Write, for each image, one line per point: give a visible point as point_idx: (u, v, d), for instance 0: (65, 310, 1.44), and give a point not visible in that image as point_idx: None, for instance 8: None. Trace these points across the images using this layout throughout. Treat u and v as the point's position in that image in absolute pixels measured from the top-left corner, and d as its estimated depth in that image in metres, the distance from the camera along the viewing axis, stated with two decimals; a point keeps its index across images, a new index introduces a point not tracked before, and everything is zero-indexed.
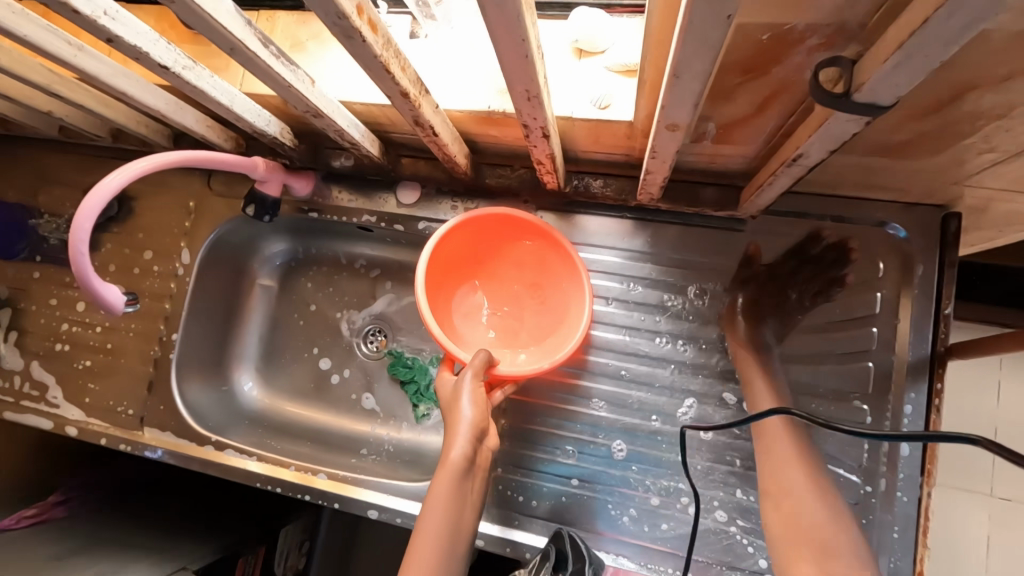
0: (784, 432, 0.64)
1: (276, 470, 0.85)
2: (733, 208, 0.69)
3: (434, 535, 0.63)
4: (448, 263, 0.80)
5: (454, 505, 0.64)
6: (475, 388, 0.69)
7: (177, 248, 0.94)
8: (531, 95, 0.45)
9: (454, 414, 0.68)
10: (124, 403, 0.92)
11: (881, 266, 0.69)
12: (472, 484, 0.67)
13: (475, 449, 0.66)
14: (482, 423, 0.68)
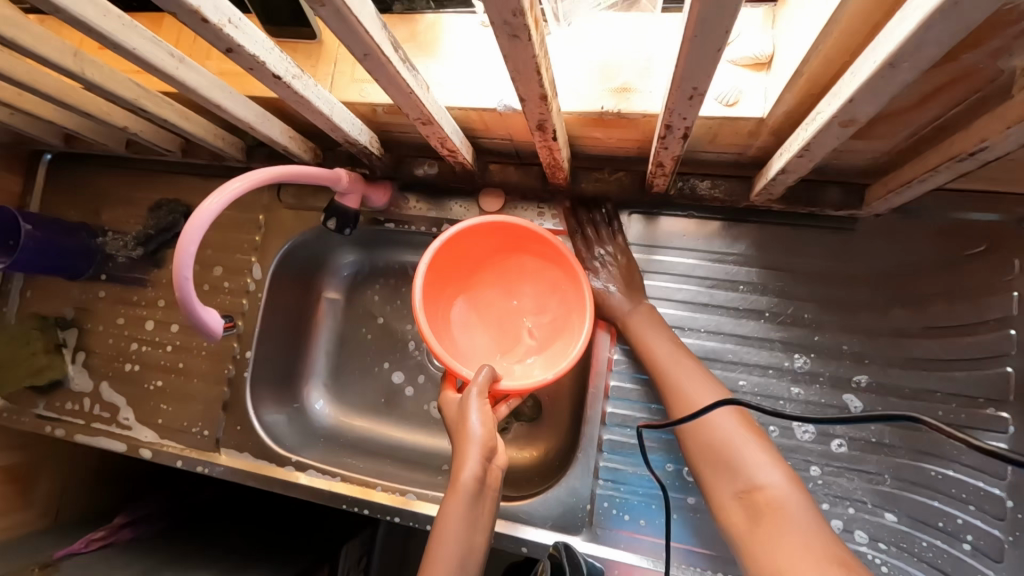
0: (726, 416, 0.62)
1: (363, 491, 0.82)
2: (858, 207, 0.65)
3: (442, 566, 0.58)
4: (448, 274, 0.78)
5: (463, 531, 0.59)
6: (482, 404, 0.66)
7: (248, 264, 0.91)
8: (696, 93, 0.41)
9: (462, 432, 0.64)
10: (199, 424, 0.89)
11: (1018, 266, 0.65)
12: (484, 509, 0.62)
13: (487, 471, 0.62)
14: (491, 441, 0.63)
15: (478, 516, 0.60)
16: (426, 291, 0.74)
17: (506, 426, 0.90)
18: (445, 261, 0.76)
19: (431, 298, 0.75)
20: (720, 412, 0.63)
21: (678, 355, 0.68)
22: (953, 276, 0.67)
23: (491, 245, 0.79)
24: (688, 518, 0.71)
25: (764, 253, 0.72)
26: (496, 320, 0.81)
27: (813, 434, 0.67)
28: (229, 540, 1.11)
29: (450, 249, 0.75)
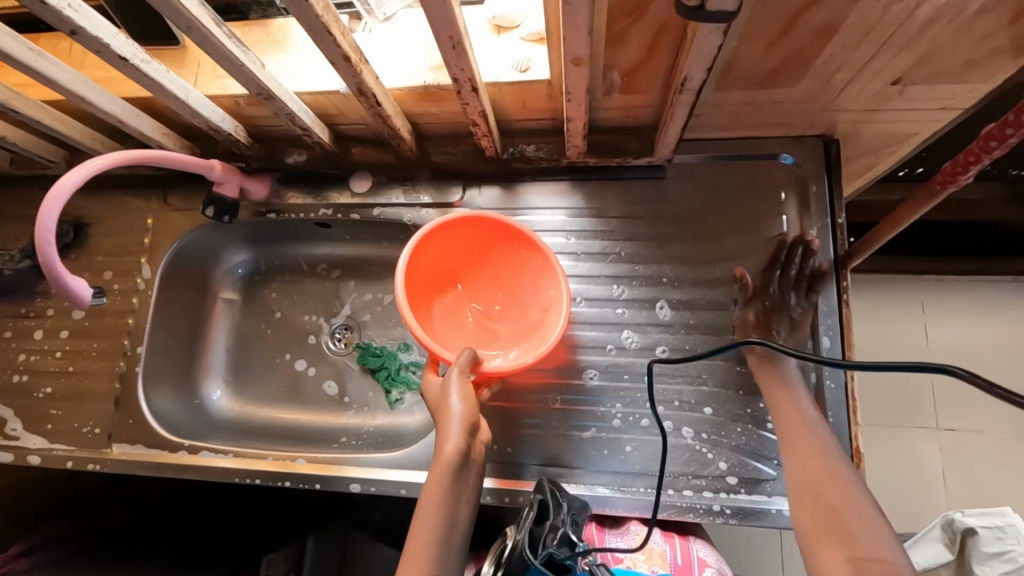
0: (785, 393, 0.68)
1: (255, 463, 0.86)
2: (651, 154, 0.80)
3: (427, 539, 0.59)
4: (428, 272, 0.83)
5: (448, 504, 0.62)
6: (463, 384, 0.69)
7: (137, 265, 0.96)
8: (455, 42, 0.53)
9: (444, 411, 0.67)
10: (90, 423, 0.91)
11: (784, 194, 0.80)
12: (468, 483, 0.64)
13: (470, 446, 0.65)
14: (472, 417, 0.67)
15: (462, 489, 0.63)
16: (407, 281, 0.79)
17: (401, 398, 0.99)
18: (426, 255, 0.81)
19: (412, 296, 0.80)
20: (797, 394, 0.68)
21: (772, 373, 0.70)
22: (739, 208, 0.81)
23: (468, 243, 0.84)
24: (548, 439, 0.79)
25: (593, 204, 0.85)
26: (476, 313, 0.87)
27: (636, 341, 0.80)
28: (138, 560, 1.09)
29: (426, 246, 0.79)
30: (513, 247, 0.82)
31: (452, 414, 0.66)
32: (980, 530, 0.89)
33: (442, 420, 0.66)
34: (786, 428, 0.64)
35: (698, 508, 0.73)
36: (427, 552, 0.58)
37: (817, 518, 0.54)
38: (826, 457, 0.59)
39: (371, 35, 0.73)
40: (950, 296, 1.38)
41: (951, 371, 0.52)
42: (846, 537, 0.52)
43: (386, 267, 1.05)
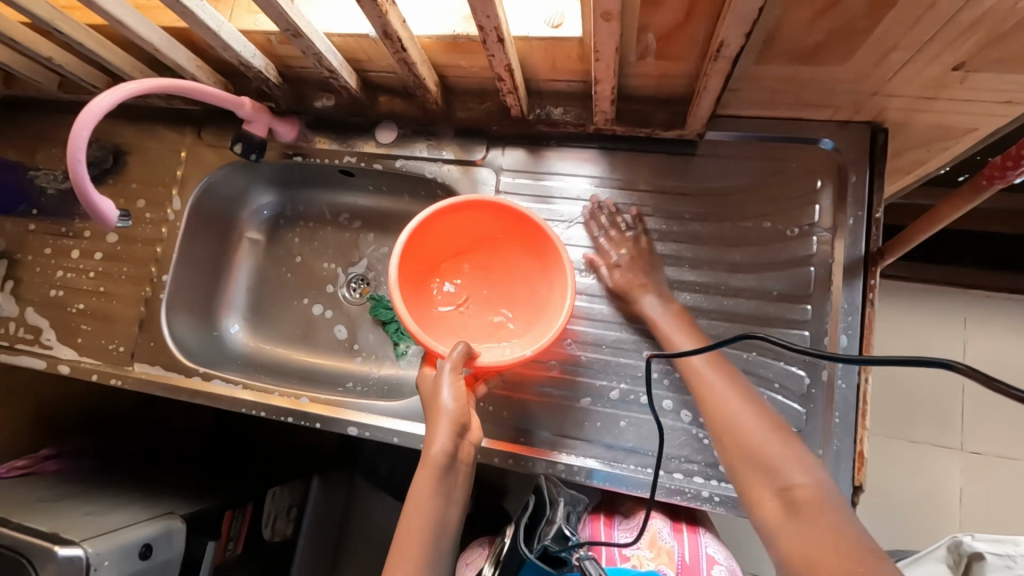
0: (739, 400, 0.63)
1: (262, 396, 0.89)
2: (681, 127, 0.77)
3: (419, 538, 0.63)
4: (425, 258, 0.82)
5: (440, 503, 0.64)
6: (455, 380, 0.67)
7: (169, 196, 0.99)
8: None
9: (435, 408, 0.66)
10: (115, 341, 0.96)
11: (819, 182, 0.76)
12: (460, 478, 0.66)
13: (458, 445, 0.65)
14: (462, 416, 0.66)
15: (451, 488, 0.65)
16: (403, 271, 0.77)
17: (407, 351, 1.01)
18: (423, 244, 0.80)
19: (410, 280, 0.80)
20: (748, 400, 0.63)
21: (722, 370, 0.67)
22: (770, 191, 0.78)
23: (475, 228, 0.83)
24: (544, 406, 0.79)
25: (616, 176, 0.82)
26: (473, 301, 0.86)
27: (643, 320, 0.78)
28: (155, 476, 1.16)
29: (429, 228, 0.79)
30: (520, 235, 0.81)
31: (442, 416, 0.65)
32: None
33: (434, 418, 0.66)
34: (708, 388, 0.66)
35: (686, 492, 0.72)
36: (416, 549, 0.63)
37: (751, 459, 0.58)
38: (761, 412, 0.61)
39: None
40: (995, 313, 1.29)
41: (950, 365, 0.47)
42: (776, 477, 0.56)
43: (406, 222, 1.05)
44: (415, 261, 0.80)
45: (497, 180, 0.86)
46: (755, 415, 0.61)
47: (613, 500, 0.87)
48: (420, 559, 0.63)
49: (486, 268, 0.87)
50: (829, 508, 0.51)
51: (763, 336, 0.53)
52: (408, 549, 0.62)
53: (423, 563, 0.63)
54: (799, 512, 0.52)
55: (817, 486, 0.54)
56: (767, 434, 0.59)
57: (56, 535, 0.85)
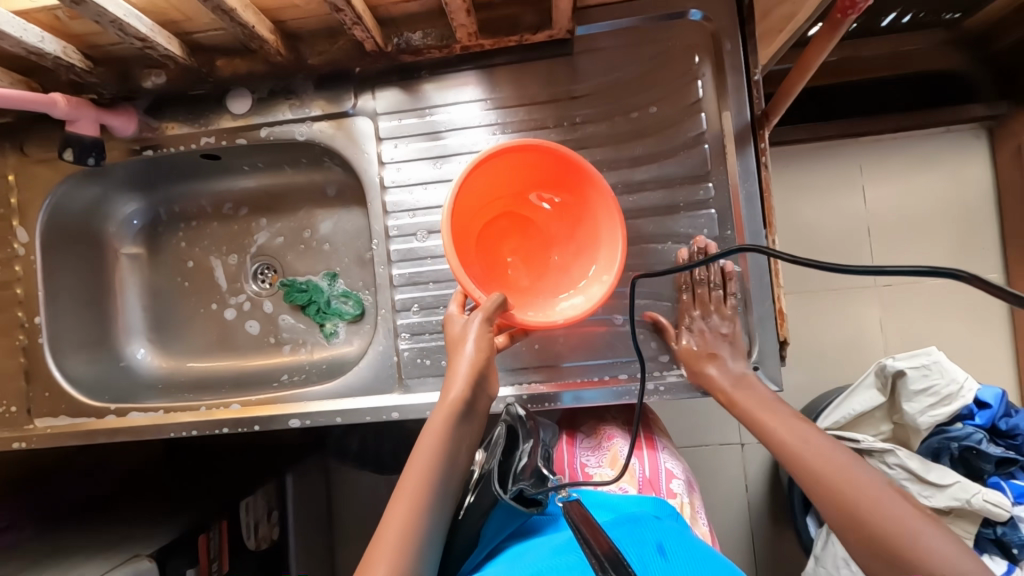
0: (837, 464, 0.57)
1: (189, 414, 0.83)
2: (550, 27, 0.73)
3: (418, 482, 0.61)
4: (477, 199, 0.76)
5: (448, 451, 0.63)
6: (482, 330, 0.68)
7: (10, 229, 0.85)
8: None
9: (457, 352, 0.68)
10: (4, 402, 0.85)
11: (697, 57, 0.74)
12: (472, 431, 0.66)
13: (475, 395, 0.66)
14: (483, 366, 0.68)
15: (465, 434, 0.65)
16: (462, 202, 0.72)
17: (335, 330, 0.96)
18: (479, 182, 0.74)
19: (461, 234, 0.74)
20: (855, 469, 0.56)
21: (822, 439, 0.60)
22: (653, 77, 0.75)
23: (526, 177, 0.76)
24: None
25: (500, 95, 0.78)
26: (528, 246, 0.81)
27: None
28: (111, 523, 1.09)
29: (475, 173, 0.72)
30: (572, 186, 0.75)
31: (466, 359, 0.67)
32: (908, 371, 1.15)
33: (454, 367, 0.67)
34: (810, 473, 0.58)
35: (633, 390, 0.75)
36: (414, 491, 0.60)
37: (891, 551, 0.50)
38: (884, 496, 0.53)
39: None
40: (887, 155, 1.37)
41: (958, 274, 0.52)
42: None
43: (298, 197, 0.97)
44: (463, 214, 0.73)
45: (376, 127, 0.80)
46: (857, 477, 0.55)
47: (574, 420, 1.00)
48: (425, 504, 0.59)
49: (540, 218, 0.81)
50: None
51: (752, 247, 0.56)
52: (410, 496, 0.59)
53: (423, 513, 0.59)
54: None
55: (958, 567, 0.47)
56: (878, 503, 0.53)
57: None
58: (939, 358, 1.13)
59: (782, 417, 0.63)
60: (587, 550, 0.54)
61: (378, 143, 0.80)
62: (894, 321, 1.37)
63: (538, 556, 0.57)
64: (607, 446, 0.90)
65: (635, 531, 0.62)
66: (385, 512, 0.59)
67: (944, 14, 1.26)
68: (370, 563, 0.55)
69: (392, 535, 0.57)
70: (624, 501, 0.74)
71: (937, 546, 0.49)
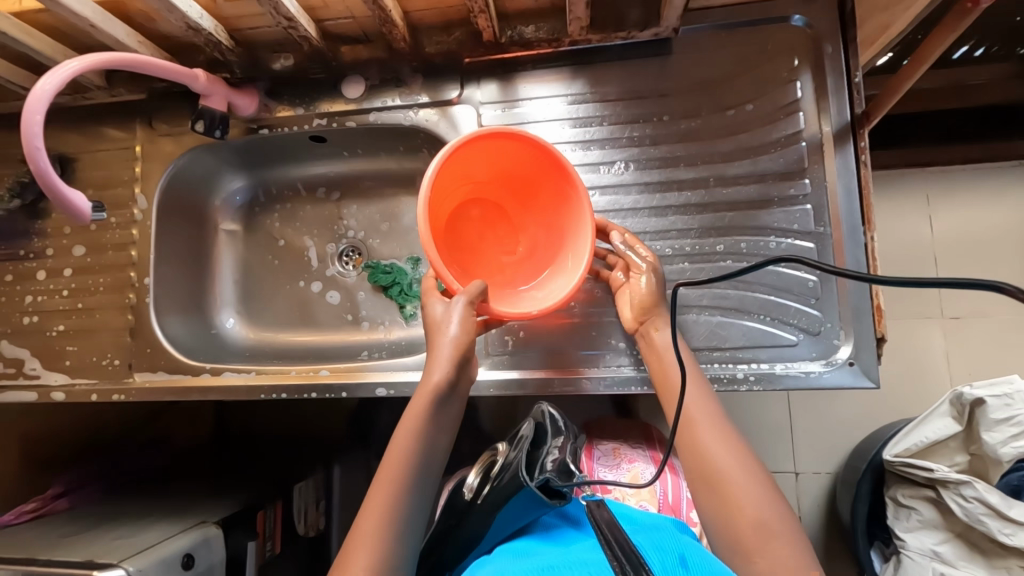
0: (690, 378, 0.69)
1: (280, 377, 0.86)
2: (656, 24, 0.76)
3: (397, 472, 0.64)
4: (451, 184, 0.79)
5: (425, 435, 0.66)
6: (465, 312, 0.69)
7: (132, 195, 0.92)
8: None
9: (440, 334, 0.69)
10: (108, 355, 0.90)
11: (797, 59, 0.77)
12: (447, 413, 0.69)
13: (457, 376, 0.68)
14: (466, 350, 0.69)
15: (444, 416, 0.68)
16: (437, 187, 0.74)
17: (415, 312, 0.99)
18: (456, 164, 0.75)
19: (434, 214, 0.76)
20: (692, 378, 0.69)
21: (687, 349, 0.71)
22: (752, 77, 0.78)
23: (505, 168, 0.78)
24: (555, 326, 0.81)
25: (599, 90, 0.81)
26: (496, 234, 0.85)
27: (649, 227, 0.79)
28: (179, 492, 1.12)
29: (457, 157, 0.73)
30: (544, 174, 0.77)
31: (449, 348, 0.68)
32: (989, 400, 1.09)
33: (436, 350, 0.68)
34: (693, 433, 0.65)
35: (722, 378, 0.73)
36: (393, 480, 0.63)
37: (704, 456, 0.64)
38: (745, 467, 0.62)
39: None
40: (957, 184, 1.36)
41: (998, 287, 0.49)
42: (767, 532, 0.58)
43: (387, 184, 1.02)
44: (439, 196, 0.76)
45: (478, 115, 0.84)
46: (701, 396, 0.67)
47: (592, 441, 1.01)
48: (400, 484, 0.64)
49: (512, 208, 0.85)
50: (760, 501, 0.60)
51: (797, 258, 0.54)
52: (390, 472, 0.64)
53: (398, 494, 0.63)
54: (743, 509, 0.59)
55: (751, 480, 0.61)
56: (704, 410, 0.66)
57: (93, 560, 0.80)
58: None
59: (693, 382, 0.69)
60: (612, 554, 0.57)
61: (478, 129, 0.84)
62: (966, 353, 1.33)
63: (551, 552, 0.59)
64: (626, 466, 0.91)
65: (660, 539, 0.61)
66: (369, 488, 0.64)
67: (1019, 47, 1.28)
68: (354, 537, 0.61)
69: (371, 520, 0.61)
70: (640, 513, 0.71)
71: (774, 512, 0.59)
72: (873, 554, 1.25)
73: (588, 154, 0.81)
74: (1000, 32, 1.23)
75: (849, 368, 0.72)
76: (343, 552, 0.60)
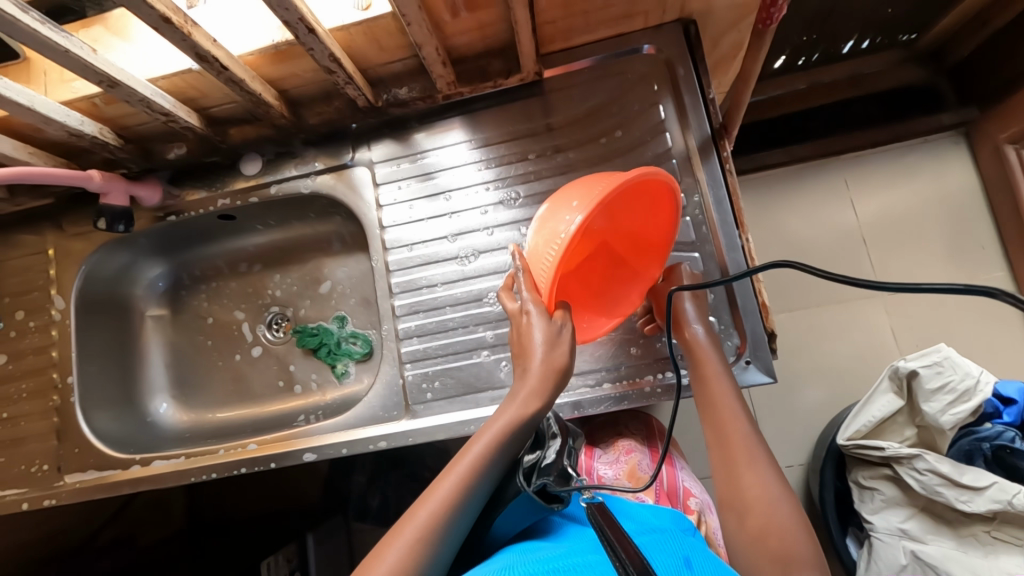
0: (727, 393, 0.68)
1: (207, 458, 0.86)
2: (519, 71, 0.81)
3: (464, 474, 0.61)
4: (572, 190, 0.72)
5: (503, 448, 0.64)
6: (552, 323, 0.66)
7: (48, 297, 0.93)
8: (287, 6, 0.58)
9: (527, 347, 0.66)
10: (37, 461, 0.90)
11: (656, 85, 0.82)
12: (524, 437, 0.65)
13: (540, 403, 0.64)
14: (559, 366, 0.65)
15: (522, 441, 0.65)
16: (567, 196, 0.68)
17: (346, 370, 1.00)
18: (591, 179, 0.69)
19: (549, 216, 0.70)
20: (730, 396, 0.68)
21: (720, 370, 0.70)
22: (618, 107, 0.83)
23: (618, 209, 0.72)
24: (467, 366, 0.82)
25: (481, 137, 0.86)
26: None
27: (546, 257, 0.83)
28: None
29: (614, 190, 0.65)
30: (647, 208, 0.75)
31: (537, 374, 0.64)
32: (921, 371, 1.10)
33: (524, 371, 0.65)
34: (727, 454, 0.65)
35: (629, 395, 0.78)
36: (457, 479, 0.61)
37: (730, 479, 0.63)
38: (775, 497, 0.60)
39: (209, 7, 0.72)
40: (870, 169, 1.39)
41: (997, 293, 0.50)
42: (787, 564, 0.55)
43: (306, 249, 1.04)
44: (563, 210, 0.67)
45: (373, 174, 0.88)
46: (737, 413, 0.67)
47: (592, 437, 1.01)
48: (458, 495, 0.60)
49: None
50: (783, 528, 0.57)
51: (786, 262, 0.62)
52: (452, 481, 0.61)
53: (452, 506, 0.59)
54: (763, 537, 0.58)
55: (775, 505, 0.59)
56: (736, 428, 0.66)
57: None
58: (949, 354, 1.09)
59: (728, 401, 0.68)
60: (612, 552, 0.55)
61: (376, 188, 0.88)
62: (908, 328, 1.35)
63: (554, 551, 0.57)
64: (625, 459, 0.91)
65: (663, 541, 0.60)
66: (421, 495, 0.61)
67: (898, 35, 1.36)
68: (396, 535, 0.58)
69: (419, 522, 0.58)
70: (646, 512, 0.71)
71: (800, 543, 0.56)
72: (849, 542, 1.22)
73: (484, 196, 0.85)
74: (873, 27, 1.31)
75: (748, 368, 0.75)
76: (379, 546, 0.58)
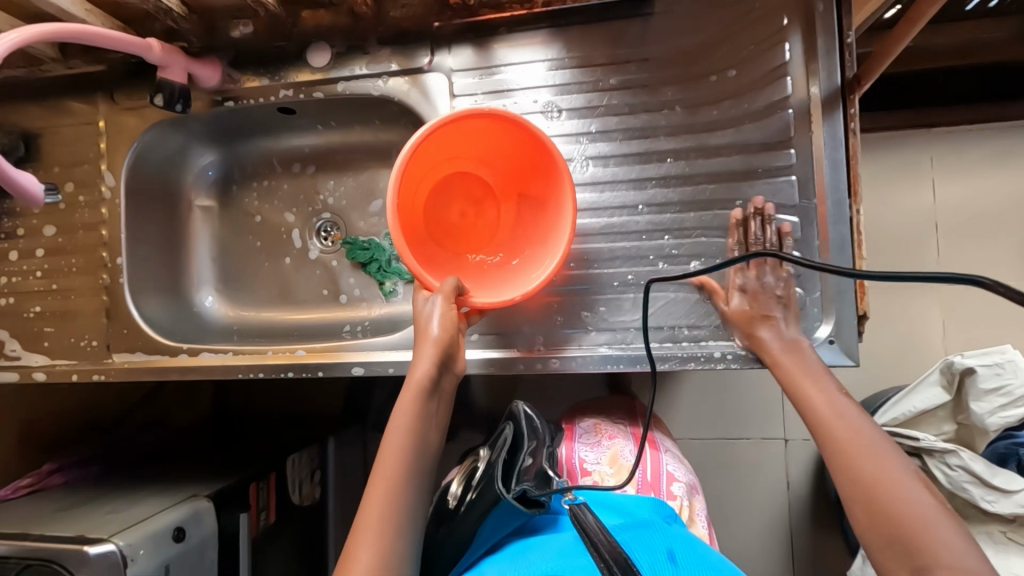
0: (828, 389, 0.63)
1: (256, 358, 0.85)
2: None
3: (388, 475, 0.60)
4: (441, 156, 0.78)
5: (416, 431, 0.63)
6: (444, 308, 0.68)
7: (99, 172, 0.89)
8: None
9: (423, 335, 0.67)
10: (86, 336, 0.90)
11: (786, 19, 0.72)
12: (435, 409, 0.66)
13: (442, 373, 0.66)
14: (449, 346, 0.67)
15: (433, 410, 0.65)
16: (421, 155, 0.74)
17: (395, 289, 0.97)
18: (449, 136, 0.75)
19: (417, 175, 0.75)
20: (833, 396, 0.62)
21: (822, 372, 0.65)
22: (737, 39, 0.73)
23: (494, 167, 0.82)
24: (539, 307, 0.78)
25: (575, 56, 0.77)
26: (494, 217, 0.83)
27: (628, 198, 0.76)
28: (178, 462, 1.11)
29: (440, 133, 0.74)
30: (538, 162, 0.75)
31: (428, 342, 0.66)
32: (979, 368, 1.05)
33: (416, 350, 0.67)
34: (823, 434, 0.59)
35: (699, 356, 0.73)
36: (389, 487, 0.59)
37: (848, 475, 0.55)
38: (904, 485, 0.53)
39: None
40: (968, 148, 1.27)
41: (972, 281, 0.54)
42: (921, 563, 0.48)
43: (361, 157, 0.98)
44: (412, 176, 0.74)
45: (450, 83, 0.80)
46: (845, 409, 0.61)
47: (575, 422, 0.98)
48: (399, 486, 0.59)
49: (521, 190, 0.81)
50: (919, 521, 0.50)
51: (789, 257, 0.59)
52: (385, 469, 0.60)
53: (397, 498, 0.59)
54: (902, 531, 0.50)
55: (913, 498, 0.52)
56: (852, 423, 0.59)
57: (82, 536, 0.75)
58: (1014, 357, 1.03)
59: (822, 387, 0.63)
60: (598, 555, 0.55)
61: (452, 99, 0.80)
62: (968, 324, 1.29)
63: (544, 555, 0.56)
64: (606, 445, 0.87)
65: (645, 537, 0.60)
66: (364, 496, 0.59)
67: None
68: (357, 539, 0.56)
69: (371, 525, 0.56)
70: (626, 502, 0.70)
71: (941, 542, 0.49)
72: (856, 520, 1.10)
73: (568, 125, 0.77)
74: None
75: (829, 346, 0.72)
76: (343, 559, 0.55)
